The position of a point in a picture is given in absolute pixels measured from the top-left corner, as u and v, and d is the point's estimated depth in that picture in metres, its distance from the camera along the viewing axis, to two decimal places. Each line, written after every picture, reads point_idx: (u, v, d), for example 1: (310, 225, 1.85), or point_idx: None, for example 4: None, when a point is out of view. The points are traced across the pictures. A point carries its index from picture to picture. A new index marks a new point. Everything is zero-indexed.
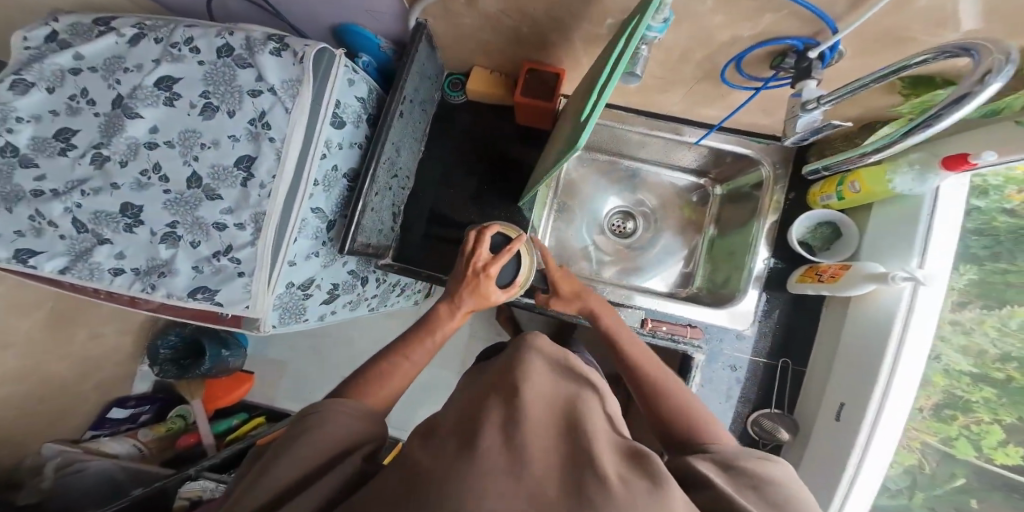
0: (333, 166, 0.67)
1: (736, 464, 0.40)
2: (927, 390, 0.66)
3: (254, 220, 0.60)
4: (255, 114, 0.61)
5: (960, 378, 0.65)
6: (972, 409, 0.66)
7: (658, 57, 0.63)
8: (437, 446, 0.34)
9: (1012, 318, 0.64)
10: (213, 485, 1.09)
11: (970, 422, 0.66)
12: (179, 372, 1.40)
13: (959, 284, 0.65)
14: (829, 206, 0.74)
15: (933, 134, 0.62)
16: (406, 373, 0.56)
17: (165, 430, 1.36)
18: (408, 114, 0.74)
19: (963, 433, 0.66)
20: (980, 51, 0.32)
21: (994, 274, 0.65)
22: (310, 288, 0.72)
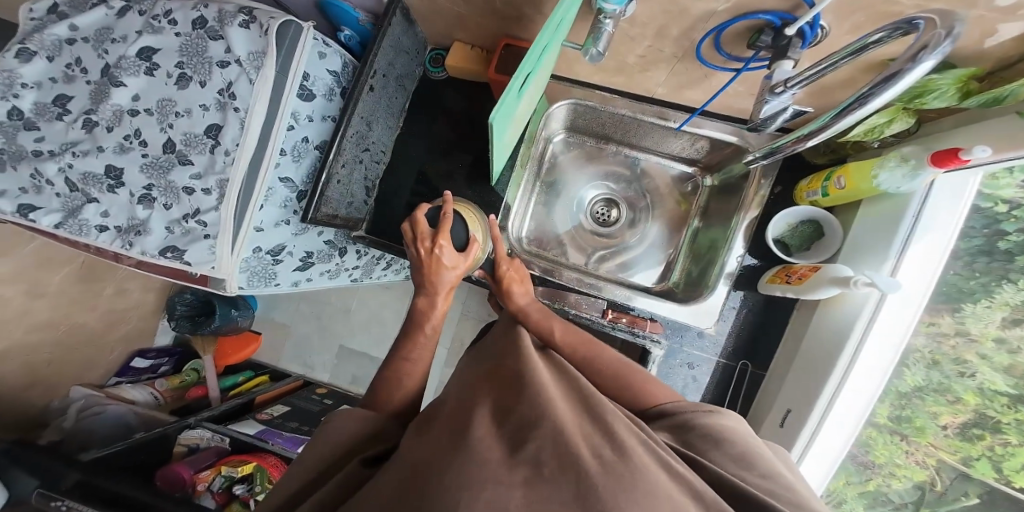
0: (302, 137, 0.69)
1: (694, 425, 0.43)
2: (954, 405, 0.59)
3: (220, 186, 0.63)
4: (223, 85, 0.62)
5: (995, 397, 0.56)
6: (999, 430, 0.56)
7: (634, 34, 0.59)
8: (435, 438, 0.36)
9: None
10: (209, 435, 1.19)
11: (995, 442, 0.56)
12: (192, 327, 1.50)
13: (1012, 298, 0.55)
14: (817, 203, 0.69)
15: (937, 125, 0.56)
16: (414, 372, 0.59)
17: (179, 382, 1.48)
18: (381, 88, 0.74)
19: (984, 453, 0.57)
20: (926, 24, 0.28)
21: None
22: (281, 253, 0.77)
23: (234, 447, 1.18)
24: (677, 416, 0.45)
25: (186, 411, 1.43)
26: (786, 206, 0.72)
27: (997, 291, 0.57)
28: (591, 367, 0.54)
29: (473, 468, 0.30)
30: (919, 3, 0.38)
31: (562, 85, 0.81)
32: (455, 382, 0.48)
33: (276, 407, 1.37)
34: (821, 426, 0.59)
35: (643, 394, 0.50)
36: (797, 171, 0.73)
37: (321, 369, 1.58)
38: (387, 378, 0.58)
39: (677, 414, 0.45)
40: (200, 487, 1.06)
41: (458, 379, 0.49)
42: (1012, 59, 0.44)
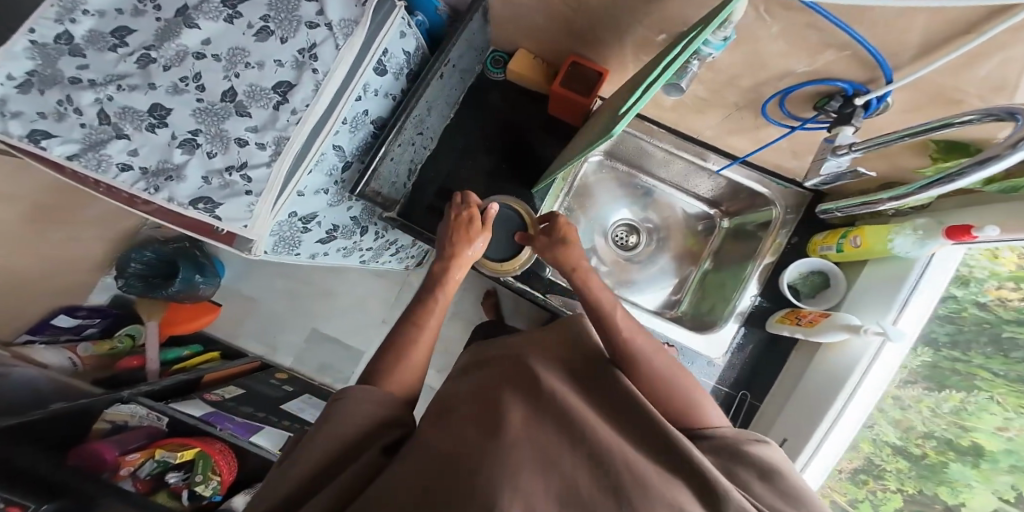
0: (364, 110, 0.68)
1: (744, 454, 0.42)
2: (855, 452, 0.68)
3: (277, 144, 0.59)
4: (305, 44, 0.60)
5: (882, 446, 0.68)
6: (881, 477, 0.68)
7: (706, 78, 0.64)
8: (470, 438, 0.38)
9: (949, 402, 0.66)
10: (143, 413, 1.02)
11: (877, 488, 0.68)
12: (144, 289, 1.30)
13: (916, 363, 0.67)
14: (827, 257, 0.78)
15: (947, 203, 0.65)
16: (426, 342, 0.57)
17: (107, 349, 1.24)
18: (448, 77, 0.74)
19: (867, 496, 0.68)
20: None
21: (954, 361, 0.66)
22: (311, 221, 0.73)
23: (172, 428, 1.03)
24: (720, 437, 0.44)
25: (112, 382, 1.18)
26: (800, 257, 0.80)
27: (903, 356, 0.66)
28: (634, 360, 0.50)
29: (517, 464, 0.34)
30: (983, 93, 0.46)
31: None
32: (478, 380, 0.50)
33: (228, 388, 1.20)
34: (811, 460, 0.64)
35: (672, 415, 0.48)
36: (814, 226, 0.81)
37: (286, 351, 1.43)
38: (394, 352, 0.54)
39: (721, 438, 0.44)
40: (123, 471, 0.93)
41: (481, 376, 0.51)
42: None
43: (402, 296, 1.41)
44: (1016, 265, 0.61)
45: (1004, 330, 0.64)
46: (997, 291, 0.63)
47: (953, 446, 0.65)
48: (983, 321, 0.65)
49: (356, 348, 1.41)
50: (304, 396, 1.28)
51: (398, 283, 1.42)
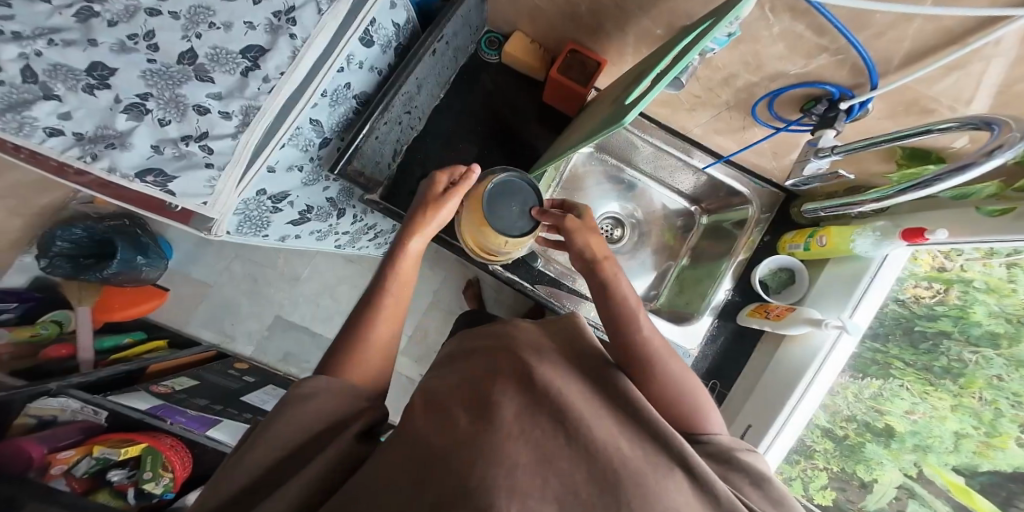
0: (347, 83, 0.57)
1: (738, 460, 0.39)
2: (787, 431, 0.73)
3: (244, 114, 0.47)
4: (281, 4, 0.46)
5: (813, 429, 0.71)
6: (812, 456, 0.71)
7: (702, 75, 0.64)
8: (453, 420, 0.34)
9: (869, 387, 0.70)
10: (77, 406, 0.91)
11: (807, 466, 0.71)
12: (75, 272, 1.09)
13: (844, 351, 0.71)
14: (794, 254, 0.79)
15: (911, 207, 0.63)
16: (392, 315, 0.52)
17: (28, 335, 1.06)
18: (441, 55, 0.68)
19: (801, 475, 0.71)
20: (1001, 126, 0.34)
21: (874, 351, 0.70)
22: (282, 201, 0.61)
23: (110, 424, 0.94)
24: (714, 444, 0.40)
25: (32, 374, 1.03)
26: (770, 255, 0.81)
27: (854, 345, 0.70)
28: (640, 359, 0.45)
29: (503, 449, 0.30)
30: (952, 107, 0.49)
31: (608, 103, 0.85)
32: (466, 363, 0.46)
33: (179, 380, 1.09)
34: (772, 444, 0.68)
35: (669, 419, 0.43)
36: (784, 225, 0.83)
37: (243, 341, 1.32)
38: (358, 333, 0.49)
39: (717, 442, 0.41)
40: (56, 469, 0.84)
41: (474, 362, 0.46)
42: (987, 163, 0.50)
43: None
44: (933, 265, 0.64)
45: (917, 323, 0.66)
46: (915, 288, 0.66)
47: (870, 428, 0.69)
48: (900, 315, 0.68)
49: (325, 336, 1.34)
50: (267, 386, 1.18)
51: (374, 269, 1.36)
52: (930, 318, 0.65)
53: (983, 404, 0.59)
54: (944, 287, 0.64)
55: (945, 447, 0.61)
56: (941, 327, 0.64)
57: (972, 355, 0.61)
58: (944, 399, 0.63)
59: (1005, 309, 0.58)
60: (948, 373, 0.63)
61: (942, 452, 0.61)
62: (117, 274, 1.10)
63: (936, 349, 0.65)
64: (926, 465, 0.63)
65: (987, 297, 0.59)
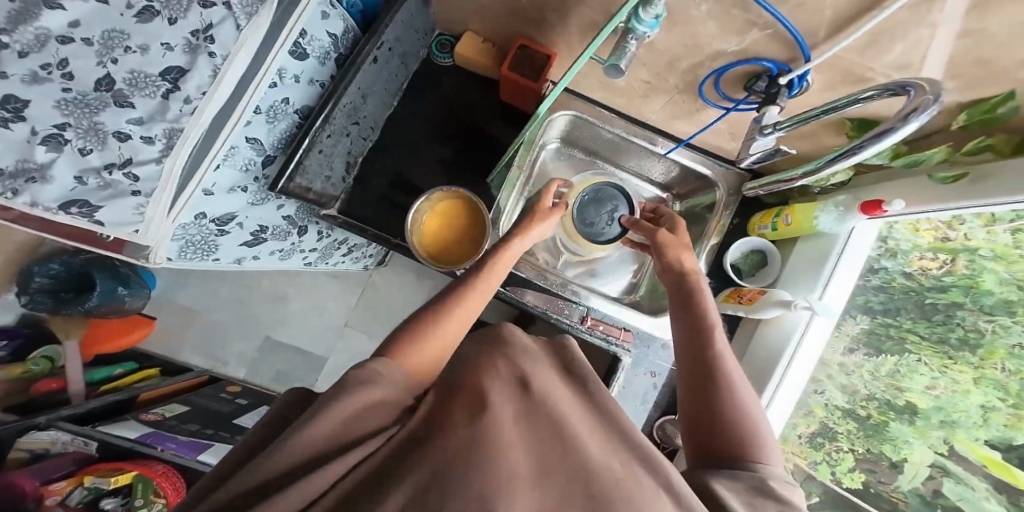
0: (282, 98, 0.57)
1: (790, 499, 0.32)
2: (809, 417, 0.71)
3: (167, 139, 0.48)
4: (199, 24, 0.45)
5: (835, 411, 0.71)
6: (835, 438, 0.71)
7: (647, 60, 0.63)
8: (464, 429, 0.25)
9: (884, 365, 0.68)
10: (68, 438, 0.92)
11: (832, 448, 0.71)
12: (56, 306, 1.11)
13: (855, 331, 0.70)
14: (764, 235, 0.77)
15: (869, 177, 0.61)
16: (462, 319, 0.48)
17: (20, 372, 1.08)
18: (384, 62, 0.66)
19: (826, 457, 0.71)
20: (916, 89, 0.32)
21: (886, 326, 0.69)
22: (229, 223, 0.62)
23: (102, 454, 0.93)
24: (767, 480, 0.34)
25: (26, 410, 1.06)
26: (740, 237, 0.79)
27: (844, 323, 0.70)
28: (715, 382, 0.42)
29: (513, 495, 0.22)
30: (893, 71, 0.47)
31: (566, 96, 0.83)
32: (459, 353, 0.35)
33: (169, 406, 1.09)
34: None
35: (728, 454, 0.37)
36: (752, 205, 0.81)
37: (235, 362, 1.33)
38: (411, 327, 0.44)
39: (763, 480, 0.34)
40: (50, 500, 0.85)
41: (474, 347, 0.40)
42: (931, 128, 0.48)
43: (365, 298, 1.36)
44: (937, 236, 0.61)
45: (927, 296, 0.65)
46: (921, 260, 0.65)
47: (892, 406, 0.67)
48: (909, 288, 0.67)
49: (316, 351, 1.35)
50: (260, 406, 1.19)
51: (359, 282, 1.36)
52: (940, 290, 0.64)
53: (1005, 374, 0.57)
54: (950, 257, 0.62)
55: (971, 422, 0.60)
56: (953, 298, 0.62)
57: (988, 324, 0.59)
58: (965, 371, 0.61)
59: (1012, 276, 0.57)
60: (966, 345, 0.61)
61: (971, 426, 0.60)
62: (99, 307, 1.10)
63: (951, 320, 0.62)
64: (956, 441, 0.61)
65: (996, 265, 0.58)
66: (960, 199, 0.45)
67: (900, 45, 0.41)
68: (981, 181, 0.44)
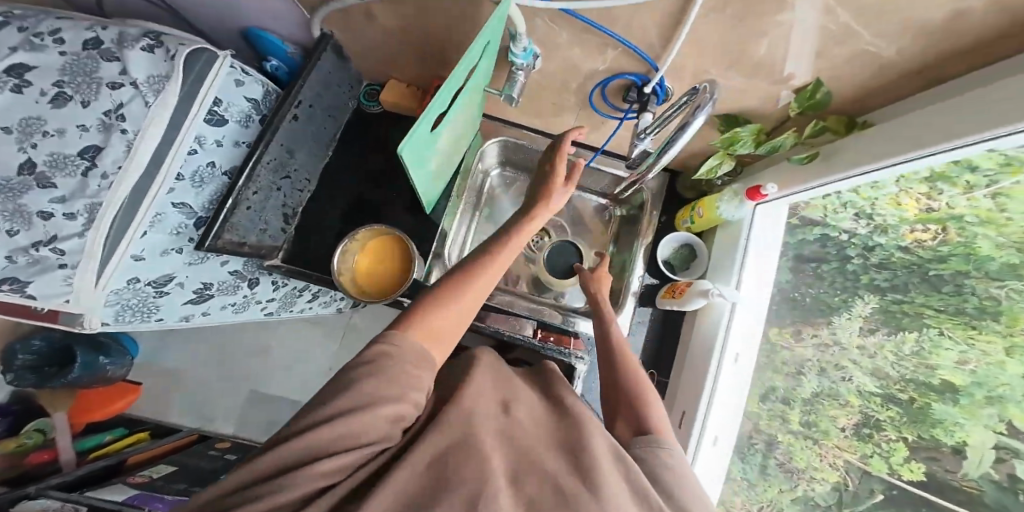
0: (207, 162, 0.63)
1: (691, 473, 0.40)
2: (845, 405, 0.65)
3: (88, 212, 0.53)
4: (110, 105, 0.53)
5: (871, 398, 0.62)
6: (880, 427, 0.60)
7: (541, 84, 0.68)
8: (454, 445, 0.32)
9: (904, 344, 0.60)
10: (57, 507, 0.92)
11: (881, 438, 0.60)
12: (40, 381, 1.17)
13: (865, 311, 0.65)
14: (690, 229, 0.81)
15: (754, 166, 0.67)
16: (478, 287, 0.48)
17: (14, 445, 1.12)
18: (306, 117, 0.71)
19: (875, 450, 0.60)
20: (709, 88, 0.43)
21: (896, 303, 0.62)
22: (168, 283, 0.68)
23: None
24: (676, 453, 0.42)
25: (18, 482, 1.09)
26: (668, 233, 0.83)
27: (854, 304, 0.67)
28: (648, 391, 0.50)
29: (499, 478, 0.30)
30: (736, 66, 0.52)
31: (494, 123, 0.89)
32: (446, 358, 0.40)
33: (156, 468, 1.13)
34: (704, 427, 0.67)
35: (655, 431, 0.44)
36: (678, 202, 0.85)
37: (223, 419, 1.35)
38: (439, 292, 0.44)
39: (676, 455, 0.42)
40: None
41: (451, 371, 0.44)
42: (780, 118, 0.56)
43: (346, 341, 1.38)
44: (919, 208, 0.57)
45: (929, 268, 0.58)
46: (913, 233, 0.59)
47: (930, 387, 0.56)
48: (910, 262, 0.61)
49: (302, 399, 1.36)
50: None
51: (338, 326, 1.39)
52: (938, 260, 0.57)
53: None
54: (940, 227, 0.56)
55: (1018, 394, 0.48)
56: (957, 266, 0.55)
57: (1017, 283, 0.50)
58: (994, 341, 0.51)
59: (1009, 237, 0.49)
60: (985, 311, 0.52)
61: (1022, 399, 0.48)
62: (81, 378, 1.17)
63: (963, 290, 0.54)
64: (1011, 416, 0.48)
65: (985, 229, 0.51)
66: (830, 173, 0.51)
67: (731, 38, 0.45)
68: (837, 156, 0.51)
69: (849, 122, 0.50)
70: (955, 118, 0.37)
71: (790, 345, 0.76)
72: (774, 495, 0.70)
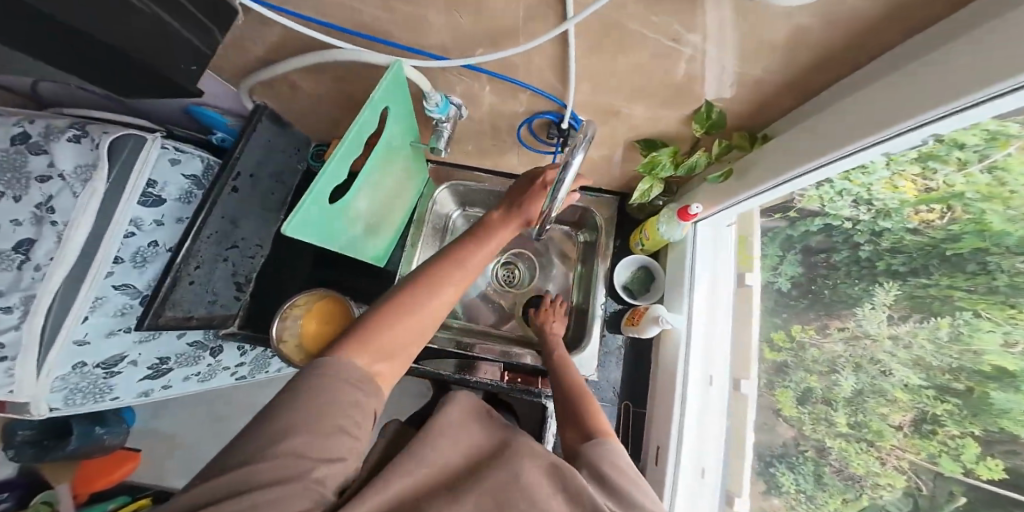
0: (148, 242, 0.64)
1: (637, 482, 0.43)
2: (894, 402, 0.49)
3: (24, 304, 0.56)
4: (41, 199, 0.56)
5: (923, 392, 0.46)
6: (941, 422, 0.45)
7: (470, 129, 0.69)
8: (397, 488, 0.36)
9: (940, 330, 0.45)
10: None
11: (947, 433, 0.44)
12: (38, 455, 1.09)
13: (890, 299, 0.51)
14: (642, 251, 0.81)
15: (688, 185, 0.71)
16: (440, 301, 0.46)
17: None
18: (246, 188, 0.72)
19: (942, 449, 0.44)
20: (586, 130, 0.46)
21: (923, 287, 0.48)
22: (121, 364, 0.68)
23: None
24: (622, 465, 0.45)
25: None
26: (623, 256, 0.83)
27: (874, 292, 0.53)
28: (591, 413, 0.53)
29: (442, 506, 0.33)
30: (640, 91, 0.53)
31: (443, 169, 0.85)
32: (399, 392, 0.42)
33: None
34: (680, 457, 0.67)
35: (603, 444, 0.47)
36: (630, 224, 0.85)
37: None
38: (392, 309, 0.43)
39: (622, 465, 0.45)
40: None
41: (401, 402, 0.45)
42: (692, 139, 0.60)
43: None
44: (918, 189, 0.45)
45: (944, 249, 0.45)
46: (919, 214, 0.46)
47: (984, 372, 0.42)
48: (924, 244, 0.47)
49: None
50: None
51: None
52: (953, 240, 0.44)
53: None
54: (945, 206, 0.44)
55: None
56: (973, 244, 0.42)
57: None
58: None
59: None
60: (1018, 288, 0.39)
61: None
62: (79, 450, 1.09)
63: (987, 269, 0.42)
64: None
65: (990, 205, 0.40)
66: (742, 188, 0.57)
67: (618, 51, 0.46)
68: (746, 172, 0.56)
69: (751, 136, 0.55)
70: (892, 105, 0.35)
71: (816, 342, 0.59)
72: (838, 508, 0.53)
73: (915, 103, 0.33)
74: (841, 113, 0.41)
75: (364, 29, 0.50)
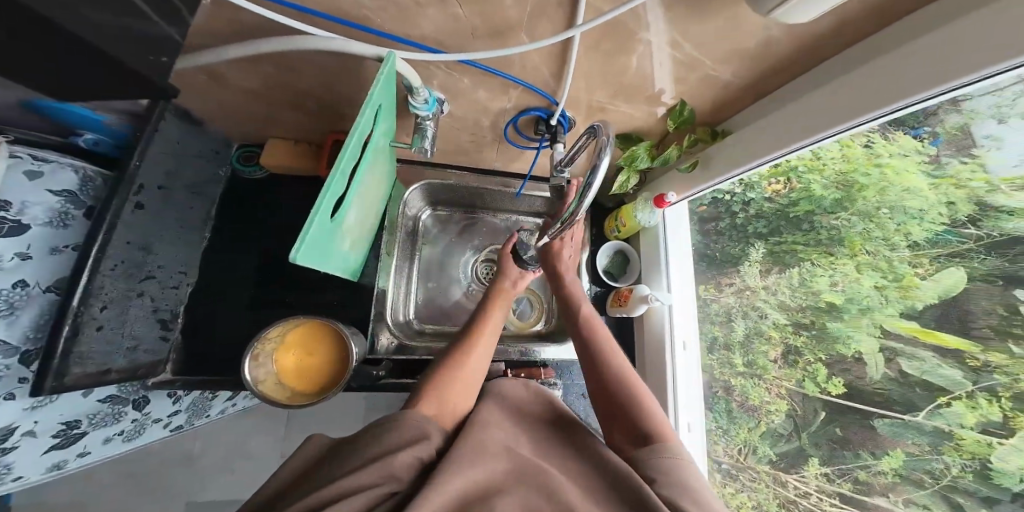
0: (14, 282, 0.51)
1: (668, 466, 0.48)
2: (769, 340, 0.66)
3: None
4: None
5: (788, 330, 0.64)
6: (802, 354, 0.61)
7: (450, 126, 0.66)
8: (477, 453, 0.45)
9: (793, 278, 0.64)
10: None
11: (807, 362, 0.61)
12: None
13: (758, 257, 0.69)
14: (617, 237, 0.86)
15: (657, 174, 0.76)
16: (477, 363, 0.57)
17: None
18: (149, 203, 0.58)
19: (804, 373, 0.61)
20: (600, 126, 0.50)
21: (779, 244, 0.66)
22: (13, 437, 0.53)
23: None
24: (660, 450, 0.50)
25: None
26: (602, 243, 0.86)
27: (749, 252, 0.71)
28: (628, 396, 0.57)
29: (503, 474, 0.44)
30: (627, 88, 0.54)
31: (414, 168, 0.78)
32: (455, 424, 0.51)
33: None
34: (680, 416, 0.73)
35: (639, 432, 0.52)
36: (602, 212, 0.88)
37: None
38: (438, 380, 0.53)
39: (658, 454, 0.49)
40: None
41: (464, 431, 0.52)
42: (663, 133, 0.65)
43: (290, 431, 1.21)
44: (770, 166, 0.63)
45: (788, 212, 0.64)
46: (771, 185, 0.65)
47: (821, 308, 0.60)
48: (776, 209, 0.66)
49: None
50: None
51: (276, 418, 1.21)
52: (792, 205, 0.63)
53: (895, 192, 0.52)
54: (785, 179, 0.63)
55: (879, 303, 0.53)
56: (806, 207, 0.62)
57: (876, 171, 0.53)
58: (847, 263, 0.57)
59: (906, 149, 0.49)
60: (833, 240, 0.59)
61: (881, 306, 0.53)
62: None
63: (814, 226, 0.61)
64: (883, 321, 0.53)
65: (813, 176, 0.59)
66: (708, 177, 0.62)
67: (613, 48, 0.47)
68: (709, 162, 0.62)
69: (711, 132, 0.60)
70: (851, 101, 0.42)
71: (715, 297, 0.77)
72: (745, 436, 0.69)
73: (879, 101, 0.39)
74: (797, 114, 0.47)
75: (333, 13, 0.43)
